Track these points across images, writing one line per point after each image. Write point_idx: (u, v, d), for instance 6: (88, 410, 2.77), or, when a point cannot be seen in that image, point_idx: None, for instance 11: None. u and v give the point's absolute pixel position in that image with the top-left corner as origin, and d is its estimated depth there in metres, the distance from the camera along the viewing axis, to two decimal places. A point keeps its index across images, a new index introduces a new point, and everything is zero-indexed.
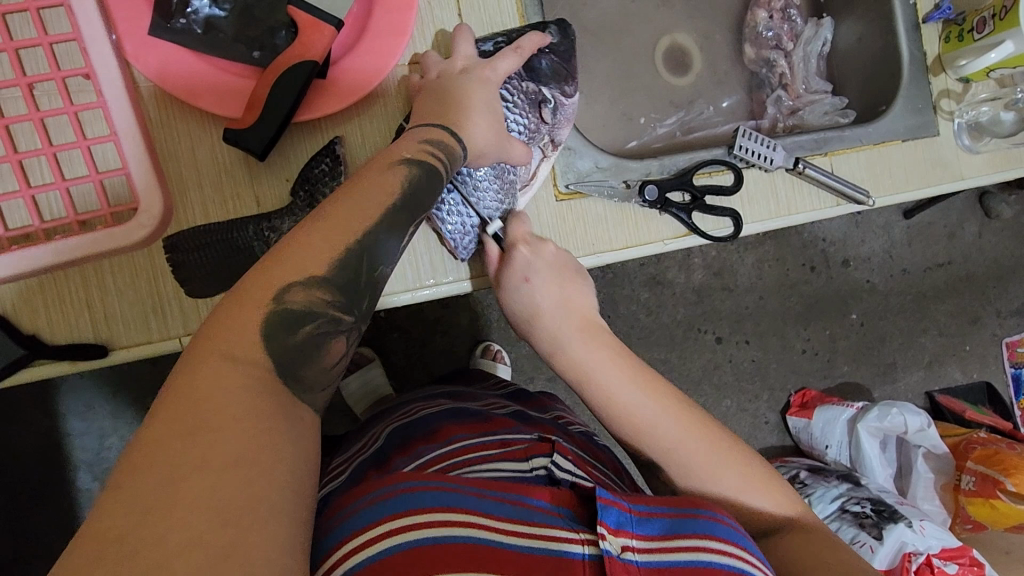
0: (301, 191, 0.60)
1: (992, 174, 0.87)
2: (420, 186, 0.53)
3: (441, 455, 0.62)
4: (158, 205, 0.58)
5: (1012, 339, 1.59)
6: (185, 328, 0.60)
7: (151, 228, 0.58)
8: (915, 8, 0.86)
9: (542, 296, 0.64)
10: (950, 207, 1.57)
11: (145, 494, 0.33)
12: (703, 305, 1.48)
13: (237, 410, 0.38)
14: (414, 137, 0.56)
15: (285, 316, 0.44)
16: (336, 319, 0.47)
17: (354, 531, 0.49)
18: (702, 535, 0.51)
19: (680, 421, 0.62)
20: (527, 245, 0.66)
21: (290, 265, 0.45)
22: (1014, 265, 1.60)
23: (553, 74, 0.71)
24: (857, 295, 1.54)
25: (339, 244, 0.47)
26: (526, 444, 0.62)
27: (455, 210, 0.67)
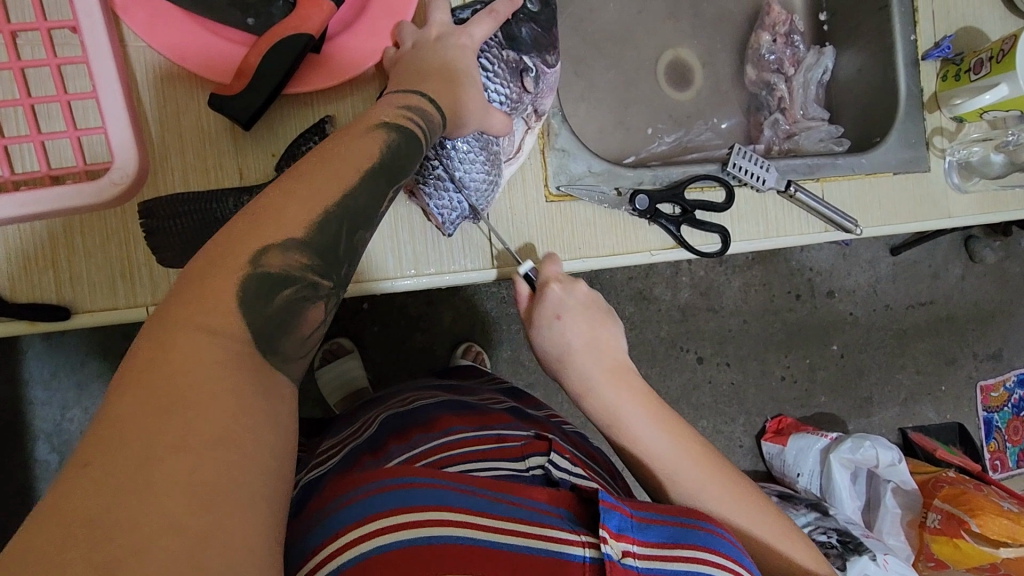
0: (284, 164, 0.59)
1: (977, 215, 0.88)
2: (400, 152, 0.52)
3: (435, 447, 0.61)
4: (134, 166, 0.56)
5: (986, 383, 1.61)
6: (154, 295, 0.58)
7: (125, 185, 0.56)
8: (916, 43, 0.87)
9: (573, 333, 0.65)
10: (936, 248, 1.59)
11: (112, 470, 0.32)
12: (686, 324, 1.48)
13: (211, 381, 0.37)
14: (392, 102, 0.54)
15: (261, 282, 0.43)
16: (312, 284, 0.46)
17: (348, 521, 0.48)
18: (703, 547, 0.51)
19: (658, 427, 0.63)
20: (561, 283, 0.66)
21: (267, 230, 0.44)
22: (993, 310, 1.62)
23: (535, 42, 0.67)
24: (839, 327, 1.56)
25: (318, 210, 0.46)
26: (523, 441, 0.62)
27: (439, 186, 0.65)
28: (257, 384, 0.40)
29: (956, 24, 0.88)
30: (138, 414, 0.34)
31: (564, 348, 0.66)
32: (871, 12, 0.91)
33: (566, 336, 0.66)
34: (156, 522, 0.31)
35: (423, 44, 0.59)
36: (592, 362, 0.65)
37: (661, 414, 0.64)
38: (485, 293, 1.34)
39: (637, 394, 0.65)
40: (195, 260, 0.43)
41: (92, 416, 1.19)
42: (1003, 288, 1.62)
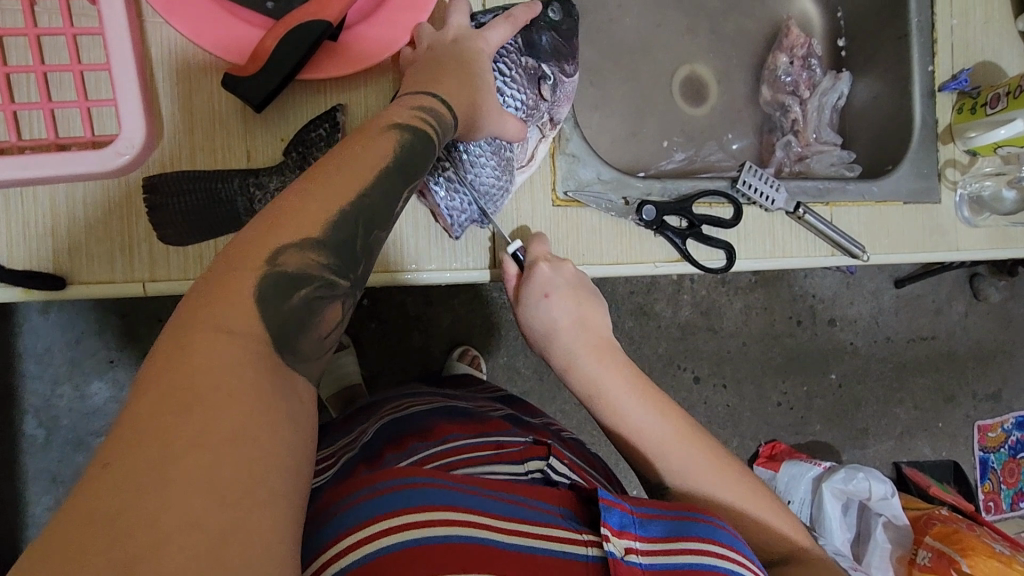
0: (292, 150, 0.58)
1: (985, 250, 0.88)
2: (413, 150, 0.52)
3: (431, 455, 0.62)
4: (141, 135, 0.55)
5: (983, 423, 1.60)
6: (151, 271, 0.57)
7: (129, 157, 0.55)
8: (933, 75, 0.87)
9: (560, 311, 0.66)
10: (941, 283, 1.58)
11: (135, 468, 0.32)
12: (685, 342, 1.47)
13: (234, 379, 0.37)
14: (404, 103, 0.54)
15: (278, 280, 0.43)
16: (329, 283, 0.46)
17: (352, 524, 0.49)
18: (703, 539, 0.53)
19: (638, 398, 0.65)
20: (550, 263, 0.66)
21: (286, 229, 0.44)
22: (995, 350, 1.61)
23: (554, 51, 0.67)
24: (839, 356, 1.54)
25: (334, 209, 0.46)
26: (523, 446, 0.64)
27: (451, 189, 0.64)
28: (277, 382, 0.39)
29: (975, 58, 0.88)
30: (153, 417, 0.34)
31: (582, 359, 0.66)
32: (891, 40, 0.91)
33: (585, 345, 0.67)
34: (182, 526, 0.31)
35: (439, 44, 0.59)
36: (611, 373, 0.66)
37: (676, 428, 0.65)
38: (486, 298, 1.34)
39: (615, 366, 0.67)
40: (212, 261, 0.43)
41: (83, 394, 1.19)
42: (1005, 328, 1.61)
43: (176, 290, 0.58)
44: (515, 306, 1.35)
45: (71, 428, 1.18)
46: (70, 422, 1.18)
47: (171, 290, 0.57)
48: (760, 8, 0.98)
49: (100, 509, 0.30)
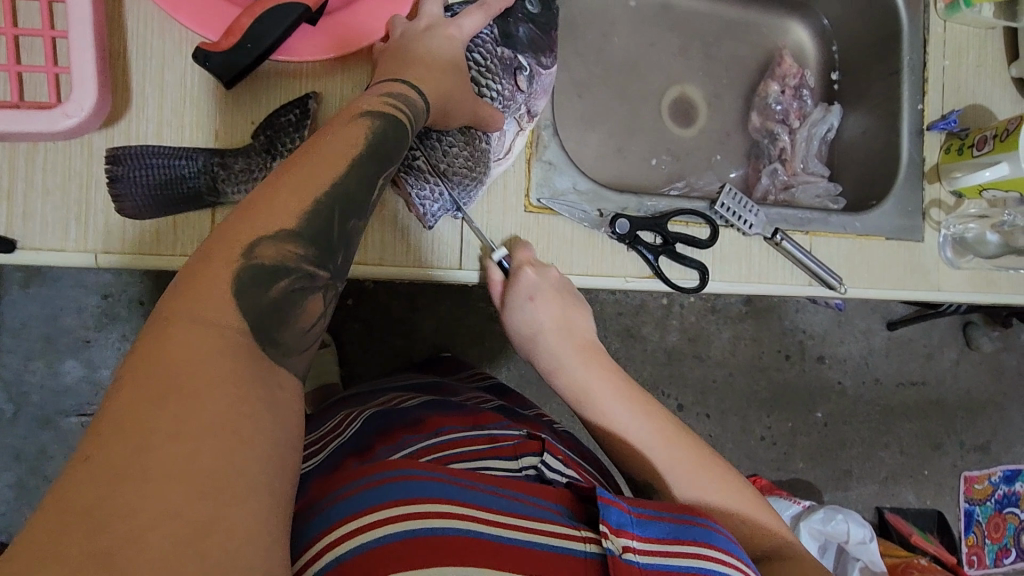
0: (261, 133, 0.57)
1: (967, 292, 0.87)
2: (386, 137, 0.52)
3: (425, 448, 0.61)
4: (92, 102, 0.52)
5: (970, 474, 1.58)
6: (105, 244, 0.55)
7: (77, 121, 0.52)
8: (922, 113, 0.87)
9: (545, 316, 0.66)
10: (933, 329, 1.57)
11: (112, 461, 0.34)
12: (670, 368, 1.45)
13: (209, 373, 0.38)
14: (375, 91, 0.54)
15: (256, 274, 0.43)
16: (308, 274, 0.46)
17: (347, 514, 0.50)
18: (701, 542, 0.53)
19: (622, 402, 0.65)
20: (535, 268, 0.66)
21: (260, 221, 0.44)
22: (985, 400, 1.59)
23: (531, 43, 0.68)
24: (825, 394, 1.53)
25: (309, 199, 0.46)
26: (517, 440, 0.63)
27: (422, 177, 0.64)
28: (257, 375, 0.41)
29: (965, 100, 0.88)
30: (136, 408, 0.36)
31: (571, 368, 0.67)
32: (882, 76, 0.91)
33: (573, 352, 0.67)
34: (157, 514, 0.33)
35: (410, 35, 0.59)
36: (596, 376, 0.66)
37: (663, 430, 0.64)
38: (471, 306, 1.33)
39: (602, 370, 0.67)
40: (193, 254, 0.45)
41: (55, 372, 1.17)
42: (995, 378, 1.60)
43: (132, 265, 0.55)
44: (500, 317, 1.34)
45: (40, 405, 1.17)
46: (40, 400, 1.17)
47: (124, 264, 0.55)
48: (755, 36, 0.99)
49: (78, 501, 0.32)
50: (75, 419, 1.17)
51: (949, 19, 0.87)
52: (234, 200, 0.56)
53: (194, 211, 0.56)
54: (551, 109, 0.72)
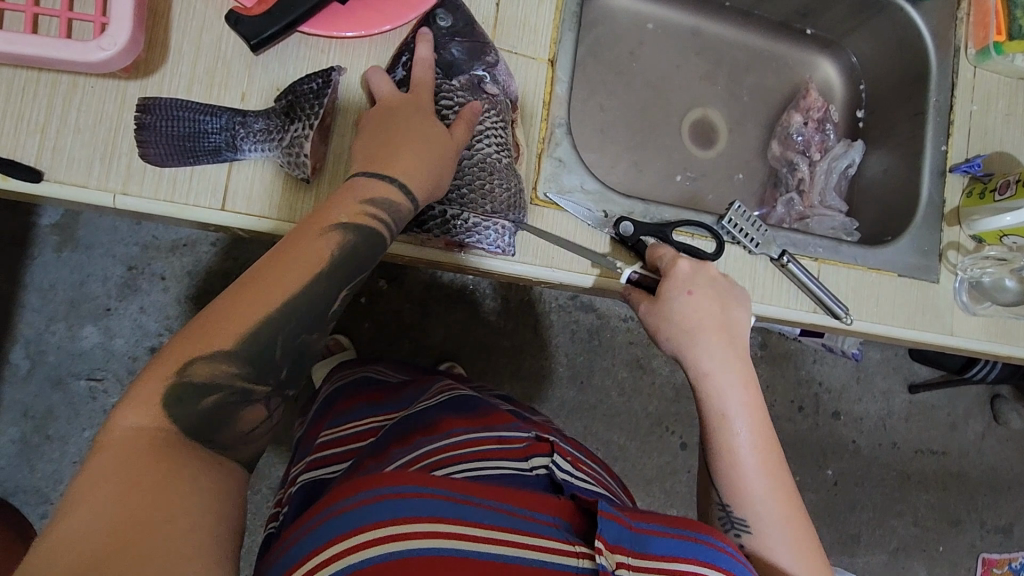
0: (283, 98, 0.60)
1: (980, 340, 0.84)
2: (354, 250, 0.53)
3: (436, 449, 0.60)
4: (126, 37, 0.54)
5: (988, 556, 1.51)
6: (123, 184, 0.57)
7: (107, 54, 0.53)
8: (946, 155, 0.86)
9: (699, 309, 0.63)
10: (959, 398, 1.52)
11: (85, 522, 0.38)
12: (678, 405, 1.42)
13: (168, 454, 0.44)
14: (354, 194, 0.54)
15: (185, 391, 0.47)
16: (243, 389, 0.49)
17: (354, 526, 0.47)
18: (697, 560, 0.49)
19: (750, 421, 0.62)
20: (689, 264, 0.65)
21: (198, 340, 0.48)
22: (1008, 480, 1.54)
23: (469, 53, 0.65)
24: (839, 452, 1.47)
25: (252, 321, 0.49)
26: (527, 442, 0.61)
27: (481, 226, 0.66)
28: (207, 460, 0.46)
29: (990, 147, 0.87)
30: (104, 484, 0.40)
31: (711, 344, 0.63)
32: (907, 116, 0.91)
33: (712, 327, 0.63)
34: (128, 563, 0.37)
35: (376, 117, 0.59)
36: (737, 382, 0.62)
37: (773, 468, 0.61)
38: (483, 320, 1.33)
39: (743, 374, 0.63)
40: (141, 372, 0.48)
41: (73, 336, 1.19)
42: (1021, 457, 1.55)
43: (144, 207, 0.58)
44: (510, 333, 1.34)
45: (56, 365, 1.19)
46: (57, 359, 1.19)
47: (139, 207, 0.58)
48: (782, 68, 1.00)
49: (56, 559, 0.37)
50: (86, 383, 1.19)
51: (980, 65, 0.87)
52: (250, 157, 0.59)
53: (211, 165, 0.59)
54: (566, 109, 0.72)
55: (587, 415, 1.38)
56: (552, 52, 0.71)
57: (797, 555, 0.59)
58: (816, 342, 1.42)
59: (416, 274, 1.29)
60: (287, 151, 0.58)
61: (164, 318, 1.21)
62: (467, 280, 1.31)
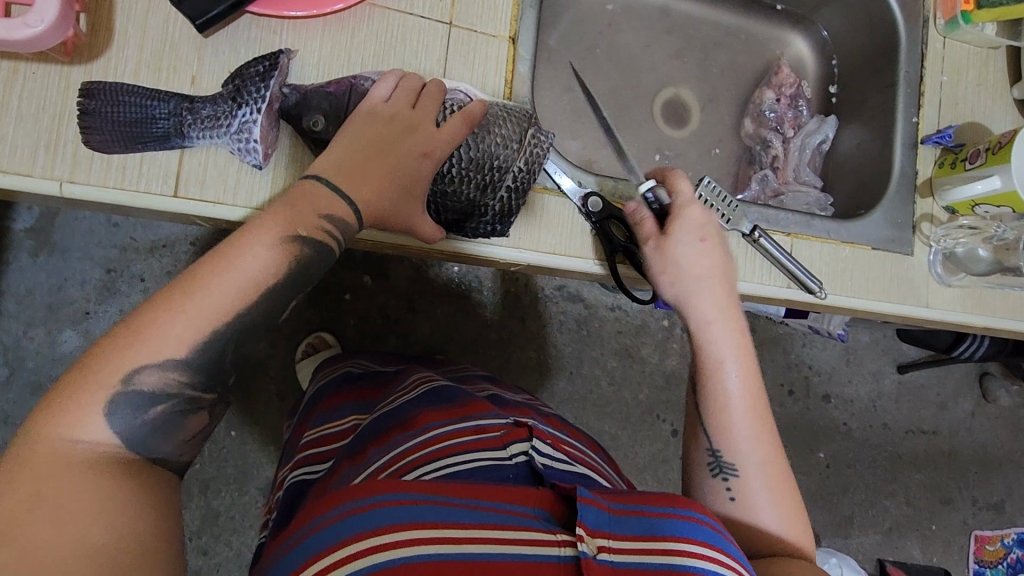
0: (230, 83, 0.58)
1: (956, 312, 0.84)
2: (309, 269, 0.51)
3: (414, 446, 0.58)
4: (54, 13, 0.52)
5: (982, 533, 1.51)
6: (71, 172, 0.56)
7: (36, 31, 0.51)
8: (917, 126, 0.86)
9: (706, 257, 0.66)
10: (947, 377, 1.52)
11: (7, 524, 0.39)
12: (669, 392, 1.42)
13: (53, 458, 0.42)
14: (313, 204, 0.51)
15: (127, 400, 0.45)
16: (191, 398, 0.48)
17: (331, 542, 0.45)
18: (677, 538, 0.47)
19: (746, 378, 0.62)
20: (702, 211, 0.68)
21: (134, 349, 0.45)
22: (999, 457, 1.54)
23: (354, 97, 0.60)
24: (830, 435, 1.47)
25: (206, 330, 0.47)
26: (505, 429, 0.58)
27: (530, 161, 0.66)
28: None
29: (962, 117, 0.87)
30: None
31: (712, 295, 0.64)
32: (879, 89, 0.90)
33: (714, 276, 0.65)
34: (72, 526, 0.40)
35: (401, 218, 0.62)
36: (735, 337, 0.63)
37: (765, 429, 0.61)
38: (469, 313, 1.32)
39: (738, 330, 0.64)
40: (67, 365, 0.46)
41: (52, 341, 1.17)
42: (1011, 434, 1.55)
43: (94, 195, 0.56)
44: (496, 324, 1.33)
45: (35, 370, 1.17)
46: (35, 365, 1.17)
47: (89, 195, 0.56)
48: (754, 45, 0.99)
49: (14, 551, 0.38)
50: None
51: (949, 35, 0.86)
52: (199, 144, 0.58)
53: (161, 151, 0.58)
54: (529, 86, 0.71)
55: (576, 404, 1.37)
56: (512, 29, 0.70)
57: (785, 515, 0.57)
58: (803, 325, 1.41)
59: (398, 268, 1.28)
60: (237, 137, 0.57)
61: None
62: (452, 272, 1.30)
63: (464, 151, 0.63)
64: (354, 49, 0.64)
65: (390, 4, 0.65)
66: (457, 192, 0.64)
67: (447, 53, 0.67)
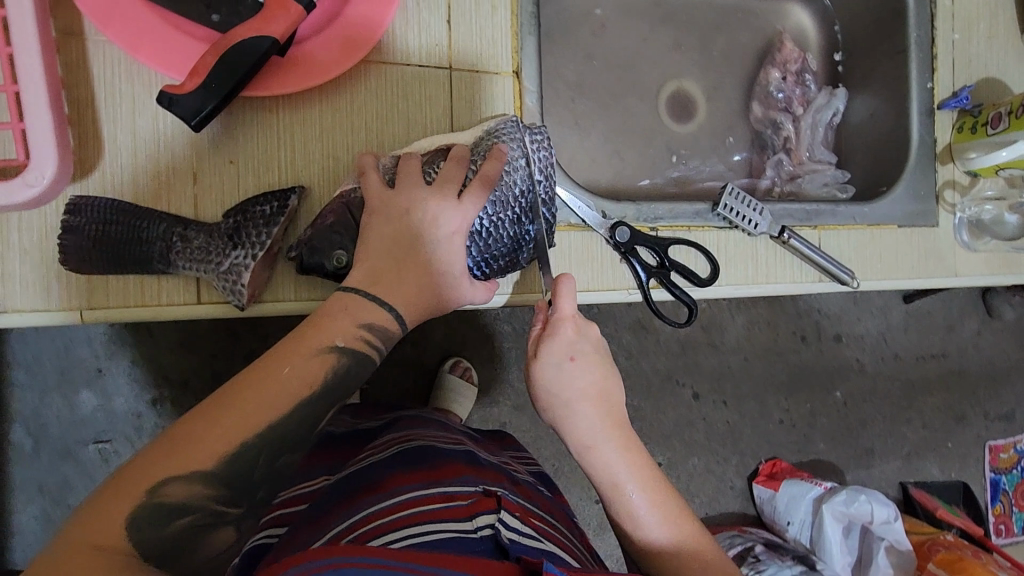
0: (230, 217, 0.57)
1: (986, 275, 0.83)
2: (351, 377, 0.51)
3: (384, 508, 0.52)
4: (54, 166, 0.52)
5: (995, 444, 1.49)
6: (88, 299, 0.56)
7: (40, 189, 0.52)
8: (932, 92, 0.83)
9: (582, 383, 0.58)
10: (952, 299, 1.47)
11: None
12: (685, 357, 1.35)
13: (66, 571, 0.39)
14: (352, 316, 0.52)
15: (154, 511, 0.43)
16: (216, 512, 0.45)
17: None
18: None
19: (647, 492, 0.59)
20: (571, 323, 0.59)
21: (170, 460, 0.44)
22: (1006, 369, 1.50)
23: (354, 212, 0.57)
24: (844, 373, 1.43)
25: (235, 440, 0.46)
26: (474, 499, 0.53)
27: (549, 174, 0.63)
28: None
29: (977, 74, 0.84)
30: None
31: (592, 423, 0.58)
32: (888, 55, 0.86)
33: (593, 397, 0.59)
34: None
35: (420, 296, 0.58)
36: (625, 456, 0.59)
37: (681, 526, 0.59)
38: None
39: (626, 446, 0.59)
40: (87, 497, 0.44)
41: None
42: (1018, 346, 1.51)
43: (119, 318, 0.57)
44: None
45: None
46: None
47: (110, 318, 0.57)
48: (752, 21, 0.95)
49: None
50: (94, 448, 1.05)
51: None
52: (185, 273, 0.56)
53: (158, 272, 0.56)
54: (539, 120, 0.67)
55: None
56: (515, 63, 0.66)
57: None
58: None
59: None
60: (225, 278, 0.56)
61: (158, 368, 1.07)
62: None
63: (496, 201, 0.60)
64: (356, 114, 0.62)
65: (386, 59, 0.62)
66: (496, 239, 0.60)
67: (451, 102, 0.64)
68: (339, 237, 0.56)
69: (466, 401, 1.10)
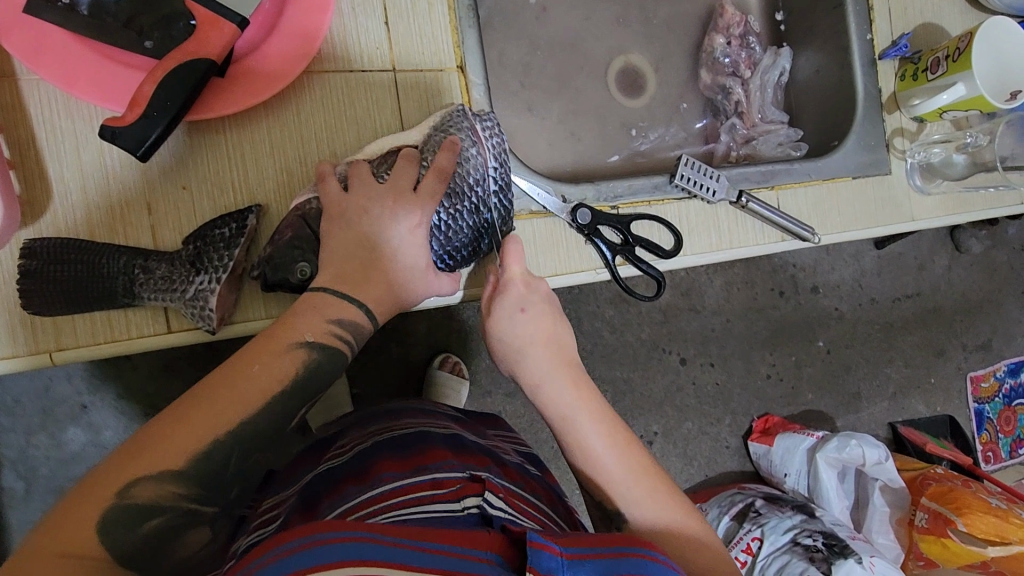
0: (190, 244, 0.57)
1: (941, 216, 0.86)
2: (323, 372, 0.52)
3: (368, 499, 0.53)
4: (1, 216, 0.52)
5: (976, 374, 1.54)
6: (57, 341, 0.56)
7: None
8: (872, 43, 0.85)
9: (535, 329, 0.60)
10: (921, 239, 1.51)
11: None
12: (668, 325, 1.38)
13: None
14: (322, 312, 0.53)
15: (127, 512, 0.43)
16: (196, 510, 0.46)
17: None
18: None
19: (611, 444, 0.59)
20: (523, 279, 0.61)
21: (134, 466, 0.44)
22: (980, 301, 1.55)
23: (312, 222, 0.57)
24: (824, 322, 1.47)
25: (212, 437, 0.47)
26: (459, 483, 0.53)
27: (503, 162, 0.64)
28: None
29: (914, 21, 0.86)
30: None
31: (545, 373, 0.60)
32: (826, 11, 0.88)
33: (543, 342, 0.61)
34: None
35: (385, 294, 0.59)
36: (581, 396, 0.60)
37: (641, 466, 0.59)
38: None
39: (580, 386, 0.61)
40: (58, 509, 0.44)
41: None
42: (989, 277, 1.55)
43: (90, 355, 0.57)
44: None
45: None
46: None
47: (81, 357, 0.57)
48: None
49: None
50: None
51: None
52: (150, 303, 0.57)
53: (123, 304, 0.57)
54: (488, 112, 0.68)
55: (585, 359, 1.33)
56: (457, 58, 0.66)
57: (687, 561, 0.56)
58: None
59: None
60: (192, 304, 0.57)
61: (144, 396, 1.06)
62: None
63: (453, 194, 0.60)
64: (303, 127, 0.62)
65: (328, 67, 0.62)
66: (457, 231, 0.61)
67: (398, 104, 0.64)
68: (297, 248, 0.57)
69: (458, 392, 1.11)
